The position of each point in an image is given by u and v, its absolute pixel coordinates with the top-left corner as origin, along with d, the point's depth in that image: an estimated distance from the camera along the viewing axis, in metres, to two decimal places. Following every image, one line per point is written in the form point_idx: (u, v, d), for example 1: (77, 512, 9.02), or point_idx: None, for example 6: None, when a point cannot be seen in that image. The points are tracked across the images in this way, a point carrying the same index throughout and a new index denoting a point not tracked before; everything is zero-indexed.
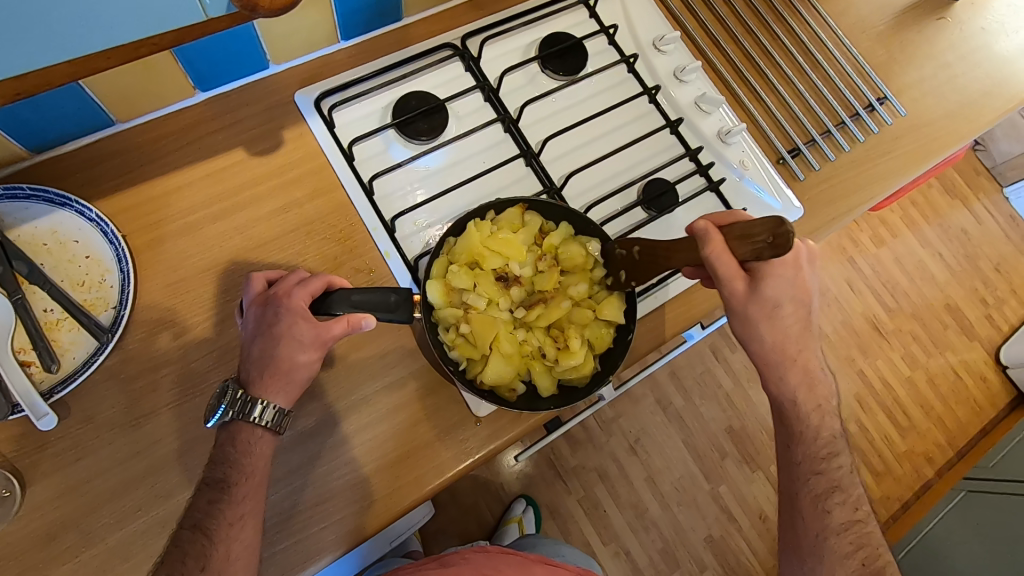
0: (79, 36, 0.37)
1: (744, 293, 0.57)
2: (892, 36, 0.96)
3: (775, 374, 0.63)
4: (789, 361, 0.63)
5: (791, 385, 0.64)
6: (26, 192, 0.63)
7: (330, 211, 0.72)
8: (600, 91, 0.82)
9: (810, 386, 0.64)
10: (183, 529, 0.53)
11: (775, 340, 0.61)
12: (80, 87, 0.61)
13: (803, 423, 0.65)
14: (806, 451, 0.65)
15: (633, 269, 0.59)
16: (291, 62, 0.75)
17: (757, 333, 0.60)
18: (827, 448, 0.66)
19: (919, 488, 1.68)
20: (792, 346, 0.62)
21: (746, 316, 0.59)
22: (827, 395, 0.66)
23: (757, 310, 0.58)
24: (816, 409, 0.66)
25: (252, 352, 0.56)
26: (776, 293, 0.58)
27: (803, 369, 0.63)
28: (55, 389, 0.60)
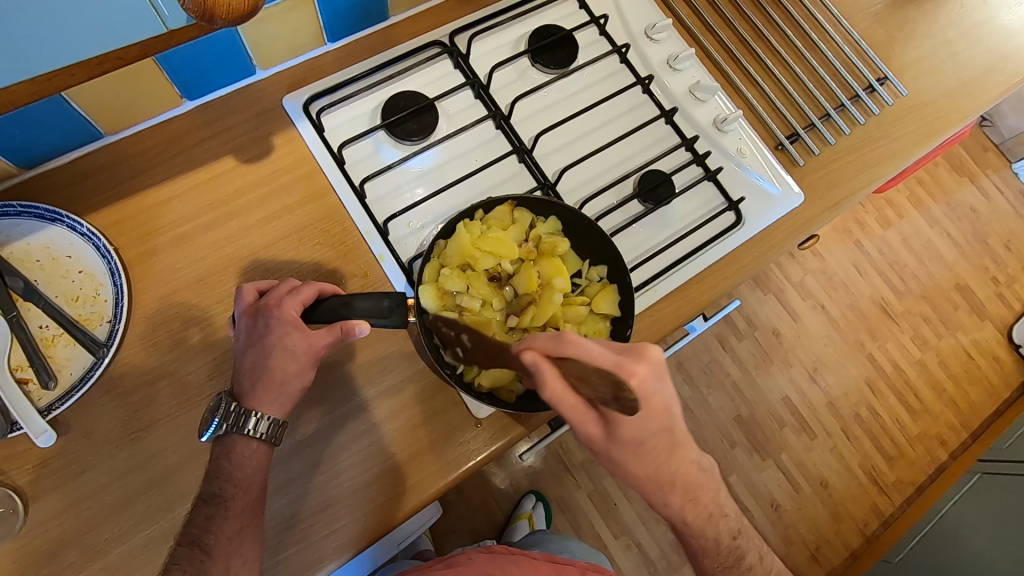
0: (31, 51, 0.35)
1: (600, 434, 0.55)
2: (891, 14, 0.94)
3: (658, 499, 0.59)
4: (666, 485, 0.58)
5: (675, 507, 0.60)
6: (17, 208, 0.63)
7: (322, 217, 0.71)
8: (592, 83, 0.81)
9: (696, 503, 0.61)
10: (180, 546, 0.53)
11: (646, 473, 0.57)
12: (65, 101, 0.60)
13: (699, 537, 0.63)
14: (712, 563, 0.64)
15: (473, 351, 0.58)
16: (278, 66, 0.75)
17: (626, 471, 0.56)
18: (729, 553, 0.64)
19: (933, 472, 1.66)
20: (665, 475, 0.57)
21: (613, 458, 0.56)
22: (716, 505, 0.62)
23: (621, 451, 0.55)
24: (708, 518, 0.62)
25: (245, 364, 0.56)
26: (636, 434, 0.54)
27: (684, 489, 0.59)
28: (53, 405, 0.59)
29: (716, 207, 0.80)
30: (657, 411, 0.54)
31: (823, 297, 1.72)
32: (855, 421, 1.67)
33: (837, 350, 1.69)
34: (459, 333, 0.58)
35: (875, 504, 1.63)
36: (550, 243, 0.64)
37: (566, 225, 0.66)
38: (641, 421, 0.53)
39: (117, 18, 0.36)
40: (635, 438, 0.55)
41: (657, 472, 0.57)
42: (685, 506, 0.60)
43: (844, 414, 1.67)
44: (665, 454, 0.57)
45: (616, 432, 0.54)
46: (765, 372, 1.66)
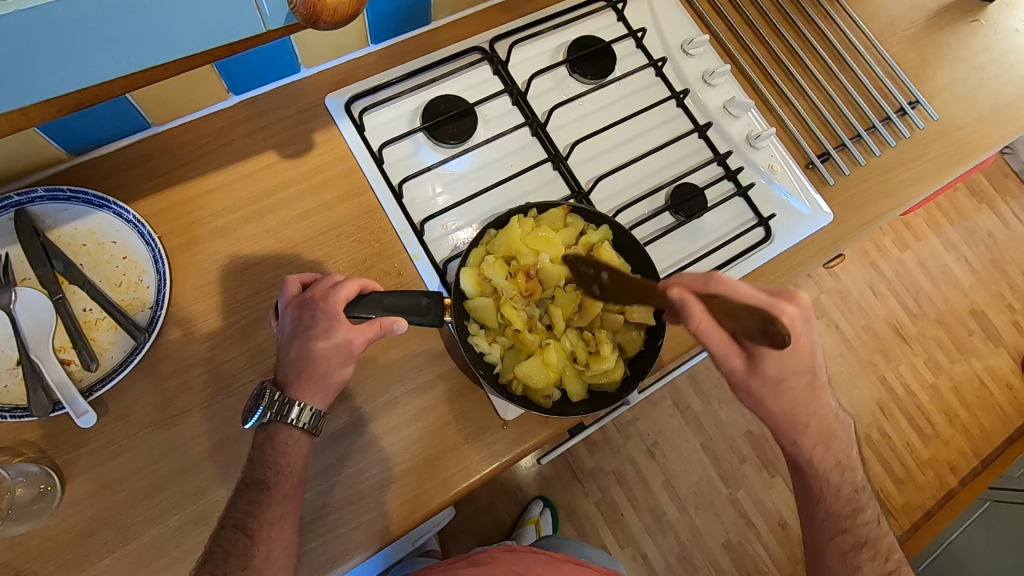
0: (144, 50, 0.37)
1: (743, 368, 0.59)
2: (923, 38, 0.95)
3: (790, 438, 0.65)
4: (800, 426, 0.63)
5: (806, 446, 0.65)
6: (67, 193, 0.64)
7: (360, 214, 0.73)
8: (628, 95, 0.82)
9: (827, 443, 0.65)
10: (223, 528, 0.54)
11: (785, 408, 0.62)
12: (125, 99, 0.63)
13: (822, 481, 0.66)
14: (827, 509, 0.67)
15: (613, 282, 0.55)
16: (321, 65, 0.76)
17: (764, 406, 0.61)
18: (849, 505, 0.67)
19: (943, 497, 1.65)
20: (803, 414, 0.63)
21: (750, 391, 0.61)
22: (845, 450, 0.66)
23: (759, 385, 0.60)
24: (835, 466, 0.67)
25: (289, 354, 0.57)
26: (778, 368, 0.59)
27: (819, 432, 0.64)
28: (95, 387, 0.61)
29: (747, 222, 0.81)
30: (799, 352, 0.59)
31: (838, 316, 1.72)
32: (865, 443, 1.66)
33: (850, 370, 1.69)
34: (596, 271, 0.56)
35: None
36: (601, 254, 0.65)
37: (617, 236, 0.66)
38: (785, 358, 0.58)
39: (223, 18, 0.38)
40: (775, 376, 0.59)
41: (794, 409, 0.62)
42: (816, 447, 0.65)
43: (855, 434, 1.66)
44: (802, 394, 0.62)
45: (759, 367, 0.59)
46: None
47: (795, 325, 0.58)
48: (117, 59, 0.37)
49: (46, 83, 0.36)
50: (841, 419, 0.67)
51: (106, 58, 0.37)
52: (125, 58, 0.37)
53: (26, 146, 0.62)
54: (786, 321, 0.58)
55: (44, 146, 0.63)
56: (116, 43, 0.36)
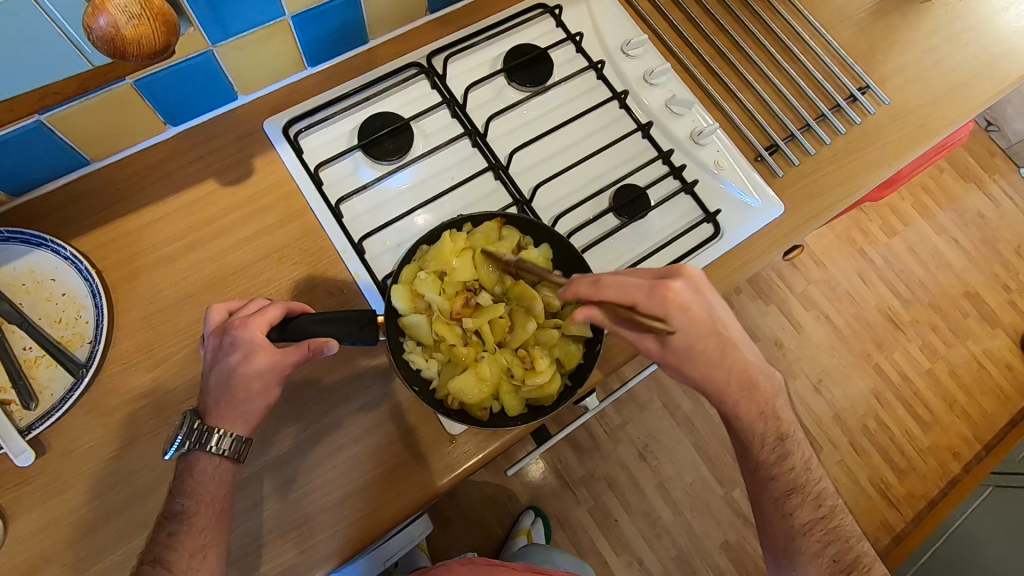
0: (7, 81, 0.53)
1: (659, 347, 0.61)
2: (874, 23, 0.94)
3: (713, 397, 0.63)
4: (727, 386, 0.62)
5: (730, 399, 0.62)
6: (3, 234, 0.65)
7: (301, 236, 0.73)
8: (568, 100, 0.82)
9: (751, 395, 0.63)
10: (142, 564, 0.54)
11: (703, 374, 0.61)
12: (40, 122, 0.61)
13: (747, 430, 0.64)
14: (756, 459, 0.64)
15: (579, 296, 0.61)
16: (258, 91, 0.76)
17: (688, 376, 0.62)
18: (776, 452, 0.64)
19: (946, 485, 1.61)
20: (725, 365, 0.61)
21: (674, 366, 0.62)
22: (769, 397, 0.63)
23: (677, 361, 0.61)
24: (759, 412, 0.63)
25: (211, 381, 0.57)
26: (687, 340, 0.60)
27: (742, 382, 0.62)
28: (34, 425, 0.61)
29: (694, 219, 0.80)
30: (700, 318, 0.59)
31: (827, 306, 1.69)
32: (862, 433, 1.63)
33: (842, 361, 1.66)
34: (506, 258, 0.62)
35: (885, 519, 1.59)
36: (533, 275, 0.65)
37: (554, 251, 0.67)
38: (690, 330, 0.59)
39: (56, 59, 0.53)
40: (688, 346, 0.60)
41: (713, 373, 0.61)
42: (738, 399, 0.63)
43: (851, 425, 1.63)
44: (716, 354, 0.61)
45: (671, 343, 0.60)
46: None
47: (686, 296, 0.59)
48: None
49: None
50: (763, 365, 0.64)
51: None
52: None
53: None
54: (672, 295, 0.58)
55: None
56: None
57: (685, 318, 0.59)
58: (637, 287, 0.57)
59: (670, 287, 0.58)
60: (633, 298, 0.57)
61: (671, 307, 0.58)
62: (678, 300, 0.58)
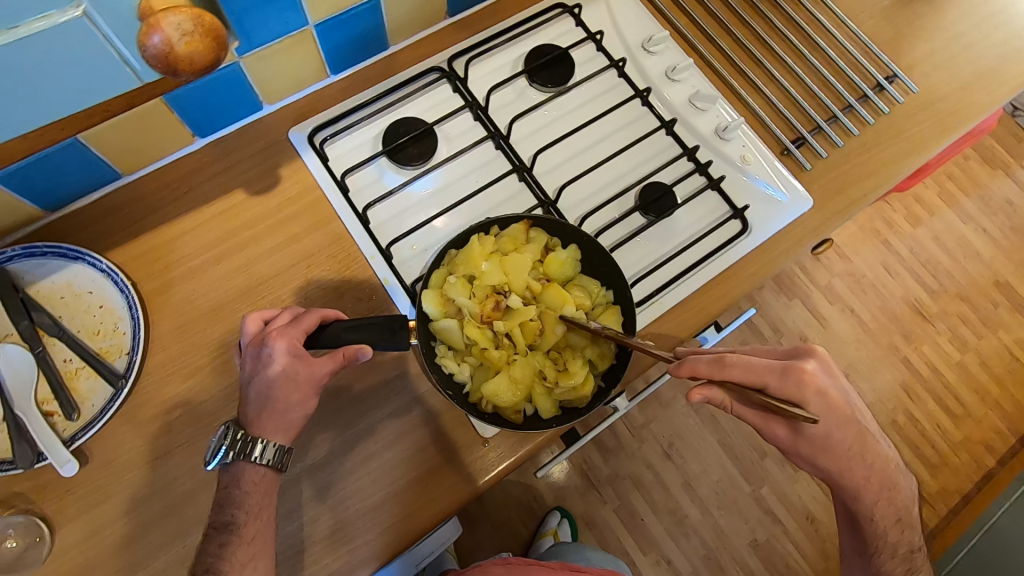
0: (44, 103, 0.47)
1: (788, 435, 0.60)
2: (899, 10, 0.92)
3: (850, 493, 0.64)
4: (862, 483, 0.62)
5: (868, 501, 0.63)
6: (42, 248, 0.66)
7: (328, 243, 0.73)
8: (590, 99, 0.81)
9: (890, 495, 0.65)
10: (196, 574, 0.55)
11: (837, 467, 0.60)
12: (77, 140, 0.62)
13: (882, 537, 0.66)
14: (882, 564, 0.67)
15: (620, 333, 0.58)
16: (282, 100, 0.77)
17: (820, 465, 0.61)
18: (906, 564, 0.66)
19: (980, 479, 1.58)
20: (858, 463, 0.61)
21: (801, 455, 0.61)
22: (909, 503, 0.66)
23: (808, 448, 0.59)
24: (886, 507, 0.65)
25: (250, 394, 0.57)
26: (824, 430, 0.58)
27: (880, 484, 0.63)
28: (76, 435, 0.62)
29: (722, 215, 0.79)
30: (837, 403, 0.56)
31: (852, 300, 1.67)
32: (892, 427, 1.60)
33: (869, 355, 1.63)
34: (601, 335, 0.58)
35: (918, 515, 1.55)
36: (561, 276, 0.65)
37: (582, 250, 0.66)
38: (828, 419, 0.57)
39: (101, 76, 0.47)
40: (823, 433, 0.58)
41: (852, 465, 0.61)
42: (877, 501, 0.64)
43: (880, 420, 1.60)
44: (857, 447, 0.60)
45: (804, 430, 0.58)
46: None
47: (822, 378, 0.56)
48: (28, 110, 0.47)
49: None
50: (903, 470, 0.67)
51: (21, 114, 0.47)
52: (34, 111, 0.47)
53: None
54: (808, 378, 0.55)
55: (17, 205, 0.65)
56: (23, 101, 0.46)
57: (825, 407, 0.56)
58: (769, 370, 0.54)
59: (805, 371, 0.55)
60: (766, 381, 0.54)
61: (809, 391, 0.55)
62: (817, 384, 0.55)
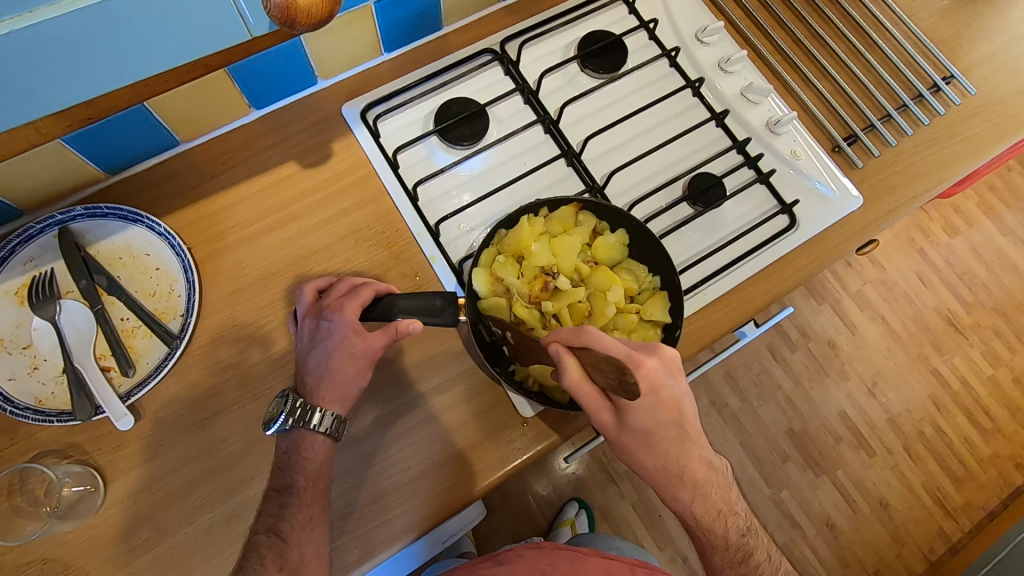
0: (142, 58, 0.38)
1: (614, 423, 0.57)
2: (958, 11, 0.90)
3: (666, 489, 0.60)
4: (676, 479, 0.59)
5: (685, 502, 0.60)
6: (104, 210, 0.68)
7: (376, 219, 0.74)
8: (640, 87, 0.81)
9: (703, 493, 0.61)
10: (257, 533, 0.57)
11: (658, 464, 0.58)
12: (144, 107, 0.64)
13: (708, 533, 0.62)
14: (722, 558, 0.63)
15: (514, 350, 0.62)
16: (337, 76, 0.78)
17: (635, 460, 0.58)
18: (741, 552, 0.63)
19: (1007, 496, 1.55)
20: (674, 465, 0.59)
21: (622, 445, 0.58)
22: (723, 495, 0.62)
23: (632, 440, 0.57)
24: (718, 515, 0.62)
25: (309, 363, 0.60)
26: (646, 424, 0.56)
27: (693, 484, 0.60)
28: (132, 391, 0.64)
29: (769, 210, 0.78)
30: (667, 403, 0.56)
31: (883, 308, 1.64)
32: (918, 439, 1.58)
33: (898, 364, 1.61)
34: (505, 331, 0.61)
35: (941, 528, 1.53)
36: (609, 260, 0.66)
37: (631, 235, 0.66)
38: (651, 410, 0.55)
39: (210, 28, 0.39)
40: (645, 428, 0.57)
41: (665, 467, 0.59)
42: (693, 499, 0.61)
43: (906, 431, 1.58)
44: (675, 446, 0.58)
45: (627, 422, 0.56)
46: (820, 386, 1.59)
47: (661, 379, 0.55)
48: (110, 74, 0.39)
49: (23, 101, 0.37)
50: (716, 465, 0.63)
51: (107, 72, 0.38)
52: (124, 68, 0.39)
53: (64, 165, 0.66)
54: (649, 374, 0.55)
55: (81, 165, 0.67)
56: (117, 52, 0.37)
57: (654, 401, 0.55)
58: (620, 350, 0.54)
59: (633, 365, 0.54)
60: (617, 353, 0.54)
61: (646, 385, 0.54)
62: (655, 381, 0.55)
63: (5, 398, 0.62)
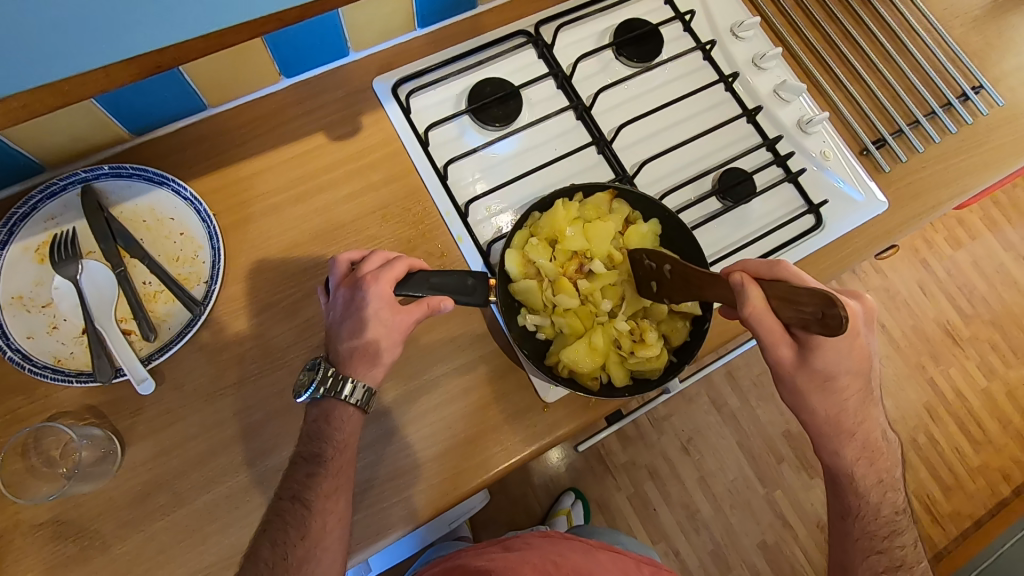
0: (226, 9, 0.39)
1: (792, 360, 0.56)
2: (990, 21, 0.90)
3: (832, 448, 0.62)
4: (846, 434, 0.61)
5: (848, 458, 0.62)
6: (129, 170, 0.67)
7: (404, 196, 0.74)
8: (673, 79, 0.81)
9: (871, 458, 0.63)
10: (282, 499, 0.57)
11: (830, 411, 0.59)
12: (179, 72, 0.63)
13: (861, 498, 0.64)
14: (864, 526, 0.65)
15: (664, 285, 0.57)
16: (369, 49, 0.77)
17: (808, 404, 0.59)
18: (888, 526, 0.65)
19: (993, 507, 1.58)
20: (848, 420, 0.60)
21: (794, 386, 0.58)
22: (888, 467, 0.64)
23: (806, 379, 0.57)
24: (877, 484, 0.64)
25: (341, 334, 0.59)
26: (827, 365, 0.56)
27: (862, 444, 0.62)
28: (153, 356, 0.63)
29: (797, 209, 0.79)
30: (855, 347, 0.56)
31: (884, 315, 1.66)
32: (911, 446, 1.60)
33: (895, 372, 1.63)
34: (661, 264, 0.56)
35: (928, 534, 1.56)
36: (641, 249, 0.65)
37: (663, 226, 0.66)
38: (840, 352, 0.56)
39: None
40: (826, 370, 0.57)
41: (840, 417, 0.60)
42: (858, 460, 0.63)
43: (900, 437, 1.60)
44: (856, 401, 0.60)
45: (811, 361, 0.56)
46: None
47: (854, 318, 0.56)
48: (186, 22, 0.39)
49: (98, 46, 0.38)
50: (887, 434, 0.65)
51: (191, 18, 0.39)
52: (210, 16, 0.39)
53: (91, 122, 0.64)
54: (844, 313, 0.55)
55: (108, 124, 0.66)
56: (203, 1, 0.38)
57: (846, 342, 0.56)
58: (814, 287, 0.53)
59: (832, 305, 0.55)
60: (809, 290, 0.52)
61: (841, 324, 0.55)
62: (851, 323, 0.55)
63: (23, 356, 0.61)
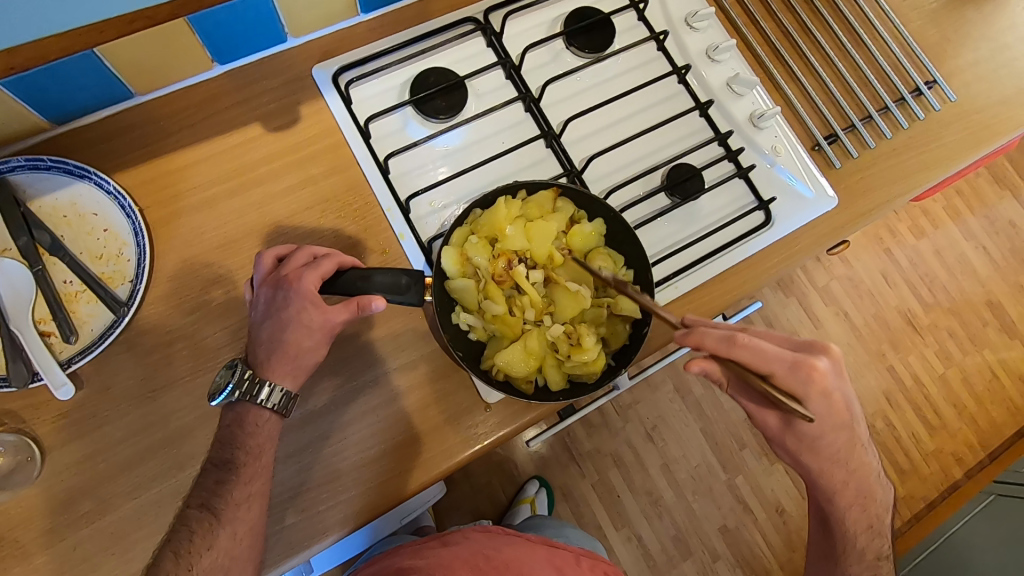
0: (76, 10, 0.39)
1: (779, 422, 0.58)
2: (946, 14, 0.89)
3: (826, 494, 0.64)
4: (844, 483, 0.62)
5: (842, 505, 0.64)
6: (47, 163, 0.63)
7: (344, 190, 0.71)
8: (625, 71, 0.79)
9: (863, 505, 0.65)
10: (190, 508, 0.56)
11: (823, 465, 0.61)
12: (94, 55, 0.59)
13: (848, 539, 0.66)
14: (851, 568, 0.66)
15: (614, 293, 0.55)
16: (309, 35, 0.73)
17: (802, 463, 0.61)
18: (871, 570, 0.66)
19: (946, 490, 1.62)
20: (845, 469, 0.61)
21: (784, 444, 0.60)
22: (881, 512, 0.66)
23: (795, 442, 0.59)
24: (867, 528, 0.66)
25: (262, 334, 0.58)
26: (815, 430, 0.57)
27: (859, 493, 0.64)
28: (73, 359, 0.61)
29: (746, 206, 0.78)
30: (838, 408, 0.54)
31: (847, 303, 1.68)
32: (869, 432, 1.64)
33: (855, 360, 1.66)
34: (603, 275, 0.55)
35: None
36: (584, 249, 0.64)
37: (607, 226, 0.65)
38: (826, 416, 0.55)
39: None
40: (813, 433, 0.58)
41: (846, 471, 0.61)
42: (849, 506, 0.65)
43: None
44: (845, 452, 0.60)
45: (796, 424, 0.57)
46: None
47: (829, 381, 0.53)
48: (33, 21, 0.38)
49: None
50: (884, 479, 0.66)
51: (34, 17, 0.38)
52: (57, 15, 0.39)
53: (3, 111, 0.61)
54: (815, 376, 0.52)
55: (24, 114, 0.62)
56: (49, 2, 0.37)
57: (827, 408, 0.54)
58: (778, 359, 0.51)
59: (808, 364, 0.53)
60: (772, 368, 0.51)
61: (814, 391, 0.52)
62: (824, 385, 0.52)
63: None
